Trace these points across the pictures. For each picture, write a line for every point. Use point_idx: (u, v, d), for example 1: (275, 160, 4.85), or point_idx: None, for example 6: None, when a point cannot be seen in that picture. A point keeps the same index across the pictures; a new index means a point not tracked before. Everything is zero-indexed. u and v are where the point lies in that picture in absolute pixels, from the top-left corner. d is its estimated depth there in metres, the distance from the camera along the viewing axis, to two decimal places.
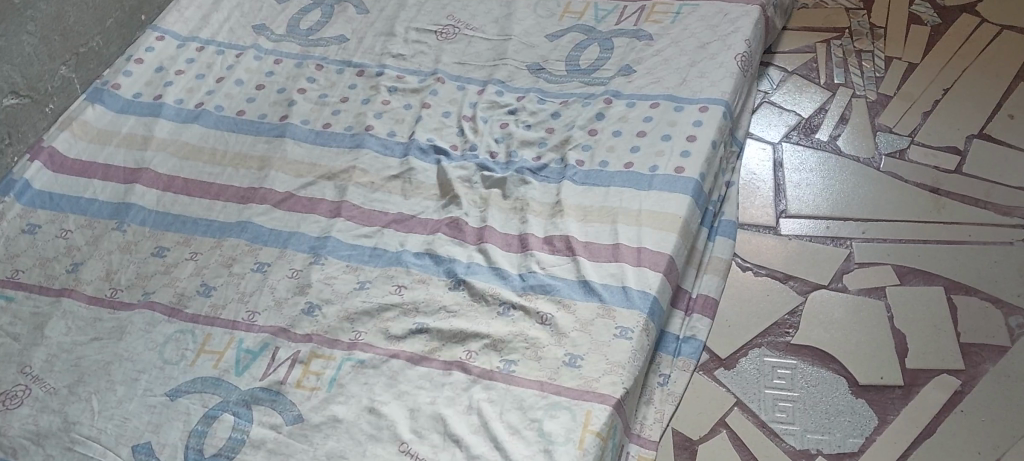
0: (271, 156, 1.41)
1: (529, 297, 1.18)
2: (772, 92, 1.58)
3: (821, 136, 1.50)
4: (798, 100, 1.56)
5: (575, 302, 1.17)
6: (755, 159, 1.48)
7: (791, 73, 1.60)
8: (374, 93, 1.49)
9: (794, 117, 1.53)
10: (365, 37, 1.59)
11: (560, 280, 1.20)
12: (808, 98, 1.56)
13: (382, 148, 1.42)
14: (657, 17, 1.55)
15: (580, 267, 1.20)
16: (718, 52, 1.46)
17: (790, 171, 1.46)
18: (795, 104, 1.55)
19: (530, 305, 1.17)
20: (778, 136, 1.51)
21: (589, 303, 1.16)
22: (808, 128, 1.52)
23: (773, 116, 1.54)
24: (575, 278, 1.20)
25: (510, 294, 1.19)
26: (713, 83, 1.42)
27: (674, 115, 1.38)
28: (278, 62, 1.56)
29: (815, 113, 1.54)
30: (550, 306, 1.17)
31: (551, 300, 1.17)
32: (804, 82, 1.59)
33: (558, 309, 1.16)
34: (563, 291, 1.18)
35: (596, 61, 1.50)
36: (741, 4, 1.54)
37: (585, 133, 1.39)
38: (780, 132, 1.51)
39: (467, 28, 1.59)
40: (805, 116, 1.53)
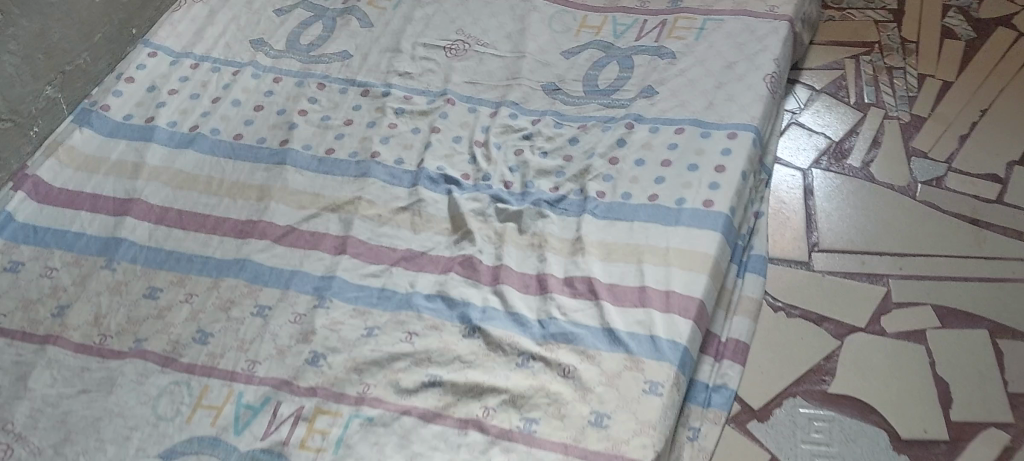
0: (270, 185, 1.33)
1: (550, 346, 1.10)
2: (799, 113, 1.50)
3: (853, 162, 1.41)
4: (828, 121, 1.48)
5: (600, 352, 1.09)
6: (784, 186, 1.39)
7: (821, 92, 1.52)
8: (379, 115, 1.41)
9: (824, 139, 1.45)
10: (369, 53, 1.50)
11: (582, 328, 1.12)
12: (838, 120, 1.47)
13: (389, 176, 1.33)
14: (680, 33, 1.45)
15: (603, 314, 1.12)
16: (747, 73, 1.38)
17: (822, 199, 1.37)
18: (823, 126, 1.47)
19: (551, 355, 1.09)
20: (808, 161, 1.42)
21: (614, 355, 1.08)
22: (839, 152, 1.43)
23: (802, 139, 1.45)
24: (599, 327, 1.11)
25: (529, 344, 1.10)
26: (741, 108, 1.33)
27: (701, 143, 1.30)
28: (277, 81, 1.47)
29: (847, 136, 1.45)
30: (573, 357, 1.09)
31: (574, 350, 1.09)
32: (834, 101, 1.50)
33: (581, 361, 1.08)
34: (585, 340, 1.10)
35: (616, 81, 1.41)
36: (768, 19, 1.45)
37: (605, 161, 1.31)
38: (810, 156, 1.43)
39: (477, 43, 1.49)
40: (835, 140, 1.45)
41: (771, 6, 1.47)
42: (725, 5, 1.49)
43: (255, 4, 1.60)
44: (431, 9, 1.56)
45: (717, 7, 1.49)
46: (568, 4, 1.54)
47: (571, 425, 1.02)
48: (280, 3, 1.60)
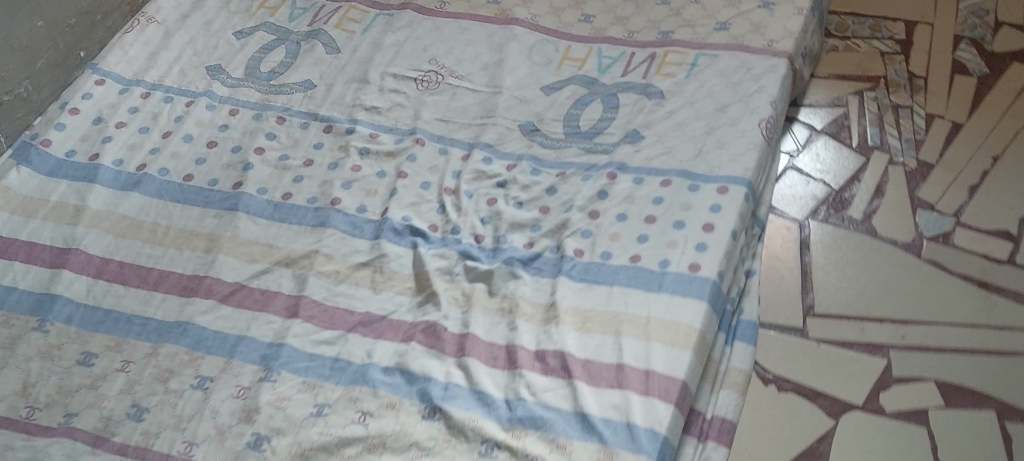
0: (219, 234, 1.23)
1: (517, 432, 1.00)
2: (796, 156, 1.39)
3: (852, 214, 1.31)
4: (828, 166, 1.37)
5: (572, 440, 0.99)
6: (778, 240, 1.29)
7: (820, 131, 1.42)
8: (342, 156, 1.30)
9: (823, 187, 1.35)
10: (335, 84, 1.39)
11: (553, 411, 1.02)
12: (837, 165, 1.37)
13: (349, 226, 1.23)
14: (669, 69, 1.34)
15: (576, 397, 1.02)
16: (740, 117, 1.27)
17: (819, 254, 1.27)
18: (821, 171, 1.36)
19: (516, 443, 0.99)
20: (804, 212, 1.32)
21: (585, 445, 0.98)
22: (839, 201, 1.33)
23: (798, 186, 1.35)
24: (570, 411, 1.01)
25: (492, 430, 1.00)
26: (733, 158, 1.23)
27: (689, 197, 1.20)
28: (233, 113, 1.36)
29: (848, 183, 1.34)
30: (539, 445, 0.99)
31: (542, 438, 0.99)
32: (834, 143, 1.39)
33: (549, 451, 0.98)
34: (554, 426, 1.00)
35: (598, 122, 1.30)
36: (765, 55, 1.34)
37: (584, 215, 1.21)
38: (807, 206, 1.33)
39: (451, 75, 1.38)
40: (835, 188, 1.34)
41: (769, 40, 1.35)
42: (720, 37, 1.37)
43: (213, 26, 1.49)
44: (403, 34, 1.45)
45: (710, 40, 1.37)
46: (550, 31, 1.43)
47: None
48: (240, 23, 1.49)
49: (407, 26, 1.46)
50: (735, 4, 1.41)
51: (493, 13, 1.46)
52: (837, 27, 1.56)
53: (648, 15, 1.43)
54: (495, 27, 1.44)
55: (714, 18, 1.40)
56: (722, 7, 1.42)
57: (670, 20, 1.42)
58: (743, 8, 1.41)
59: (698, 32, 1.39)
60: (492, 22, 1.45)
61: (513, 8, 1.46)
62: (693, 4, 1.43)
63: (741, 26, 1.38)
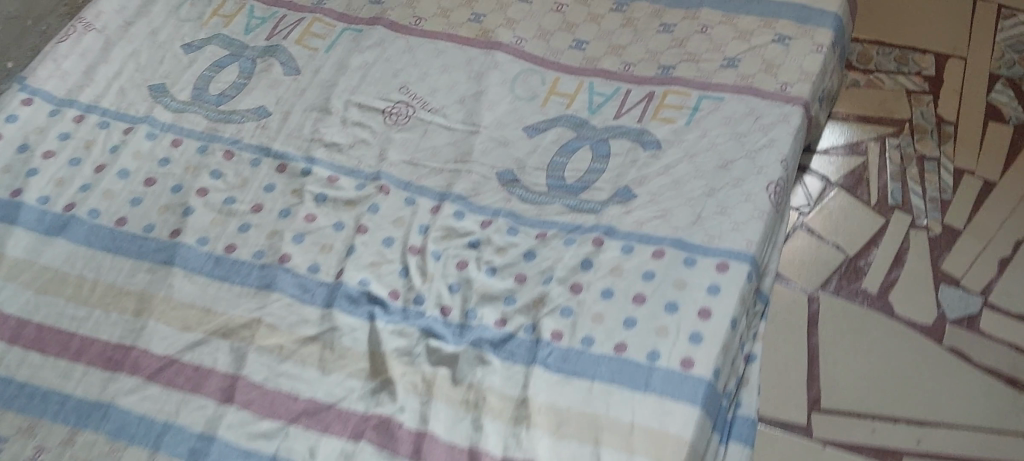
0: (152, 294, 1.08)
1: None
2: (808, 213, 1.30)
3: (867, 287, 1.21)
4: (842, 228, 1.27)
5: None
6: (783, 315, 1.20)
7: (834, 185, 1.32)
8: (296, 202, 1.15)
9: (836, 253, 1.25)
10: (292, 112, 1.23)
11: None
12: (851, 227, 1.27)
13: (299, 289, 1.09)
14: (668, 114, 1.19)
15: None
16: (745, 177, 1.13)
17: (828, 333, 1.17)
18: (834, 233, 1.27)
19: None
20: (814, 282, 1.22)
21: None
22: (853, 270, 1.23)
23: (809, 249, 1.25)
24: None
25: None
26: (735, 226, 1.08)
27: (684, 273, 1.05)
28: (175, 144, 1.21)
29: (864, 250, 1.25)
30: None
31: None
32: (850, 200, 1.30)
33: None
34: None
35: (586, 175, 1.16)
36: (778, 101, 1.18)
37: (564, 288, 1.06)
38: (819, 274, 1.23)
39: (423, 107, 1.23)
40: (850, 254, 1.24)
41: (783, 83, 1.20)
42: (727, 76, 1.21)
43: (160, 36, 1.33)
44: (372, 54, 1.28)
45: (716, 79, 1.22)
46: (538, 60, 1.27)
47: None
48: (190, 34, 1.33)
49: (377, 44, 1.29)
50: (746, 35, 1.25)
51: (473, 34, 1.30)
52: (861, 57, 1.48)
53: (648, 43, 1.27)
54: (475, 51, 1.27)
55: (722, 52, 1.24)
56: (731, 38, 1.25)
57: (672, 52, 1.25)
58: (754, 41, 1.24)
59: (703, 68, 1.23)
60: (472, 45, 1.28)
61: (496, 28, 1.30)
62: (698, 33, 1.27)
63: (752, 63, 1.22)
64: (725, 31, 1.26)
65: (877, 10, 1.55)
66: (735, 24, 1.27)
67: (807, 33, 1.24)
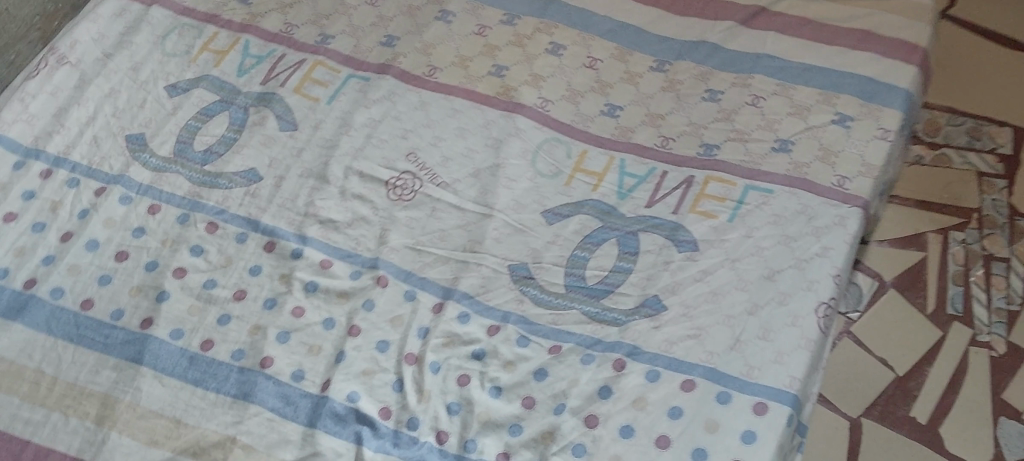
0: (116, 397, 0.97)
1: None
2: (859, 319, 1.28)
3: (914, 414, 1.19)
4: (890, 339, 1.26)
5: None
6: (822, 443, 1.18)
7: (890, 287, 1.31)
8: (283, 290, 1.03)
9: (882, 368, 1.23)
10: (285, 177, 1.11)
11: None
12: (903, 340, 1.26)
13: (281, 401, 0.97)
14: (707, 206, 1.05)
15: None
16: (793, 293, 0.98)
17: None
18: (884, 346, 1.25)
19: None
20: (856, 407, 1.20)
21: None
22: (904, 392, 1.21)
23: (856, 363, 1.24)
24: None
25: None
26: (778, 358, 0.94)
27: (717, 413, 0.92)
28: (153, 212, 1.09)
29: (916, 369, 1.23)
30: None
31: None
32: (905, 309, 1.28)
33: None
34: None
35: (611, 275, 1.02)
36: (833, 200, 1.03)
37: (578, 421, 0.93)
38: (864, 396, 1.21)
39: (432, 181, 1.09)
40: (899, 374, 1.22)
41: (840, 176, 1.05)
42: (778, 163, 1.07)
43: (141, 73, 1.21)
44: (378, 110, 1.16)
45: (766, 166, 1.07)
46: (565, 127, 1.13)
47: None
48: (175, 73, 1.20)
49: (385, 98, 1.16)
50: (802, 112, 1.11)
51: (494, 91, 1.17)
52: (928, 128, 1.49)
53: (691, 113, 1.13)
54: (494, 113, 1.15)
55: (773, 131, 1.10)
56: (785, 114, 1.11)
57: (717, 127, 1.11)
58: (811, 120, 1.10)
59: (751, 150, 1.09)
60: (492, 105, 1.15)
61: (519, 85, 1.17)
62: (749, 105, 1.13)
63: (807, 149, 1.08)
64: (779, 104, 1.12)
65: (955, 75, 1.56)
66: (791, 97, 1.13)
67: (872, 113, 1.09)
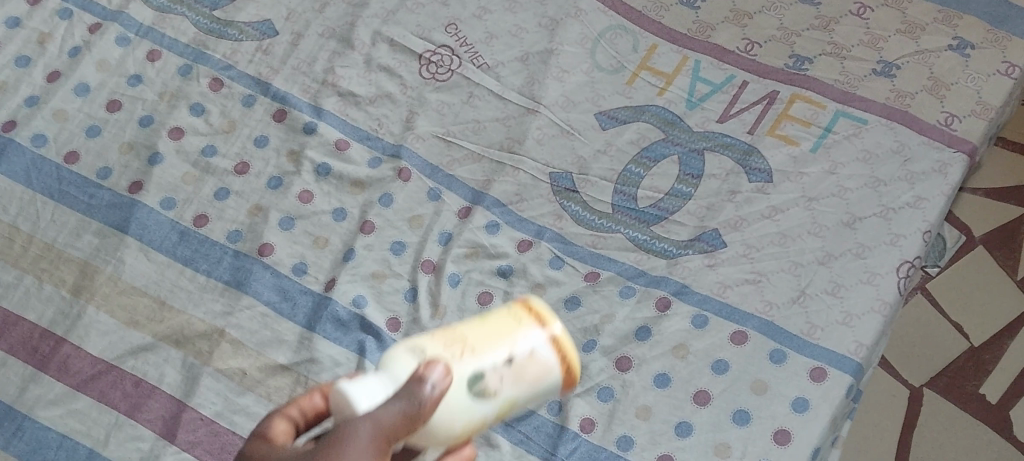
0: (96, 267, 0.86)
1: (449, 338, 0.55)
2: (939, 275, 1.16)
3: (983, 393, 1.09)
4: (970, 301, 1.14)
5: (540, 383, 0.56)
6: (875, 411, 1.10)
7: (978, 244, 1.18)
8: (291, 169, 0.91)
9: (953, 330, 1.13)
10: (304, 35, 0.98)
11: (493, 328, 0.56)
12: (985, 305, 1.14)
13: (278, 296, 0.85)
14: (789, 131, 0.90)
15: (531, 312, 0.58)
16: (873, 245, 0.84)
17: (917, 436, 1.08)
18: (962, 311, 1.14)
19: (413, 379, 0.51)
20: (921, 376, 1.11)
21: (552, 367, 0.56)
22: (976, 365, 1.11)
23: (927, 327, 1.14)
24: (528, 328, 0.56)
25: (356, 398, 0.52)
26: (845, 319, 0.81)
27: (767, 373, 0.80)
28: (152, 58, 0.96)
29: (994, 339, 1.12)
30: (480, 409, 0.54)
31: (467, 335, 0.56)
32: (991, 272, 1.16)
33: (493, 402, 0.55)
34: (493, 354, 0.55)
35: (666, 200, 0.89)
36: (937, 142, 0.88)
37: (608, 362, 0.82)
38: (931, 365, 1.11)
39: (472, 60, 0.97)
40: (974, 346, 1.12)
41: (949, 114, 0.89)
42: (878, 89, 0.92)
43: None
44: None
45: (863, 90, 0.92)
46: (634, 15, 0.99)
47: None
48: None
49: None
50: (914, 31, 0.94)
51: None
52: None
53: (783, 16, 0.98)
54: None
55: (877, 49, 0.94)
56: (894, 31, 0.95)
57: (810, 36, 0.96)
58: (924, 42, 0.94)
59: (849, 69, 0.93)
60: None
61: None
62: (853, 15, 0.97)
63: (914, 76, 0.92)
64: (888, 18, 0.96)
65: None
66: (904, 11, 0.96)
67: (997, 42, 0.93)
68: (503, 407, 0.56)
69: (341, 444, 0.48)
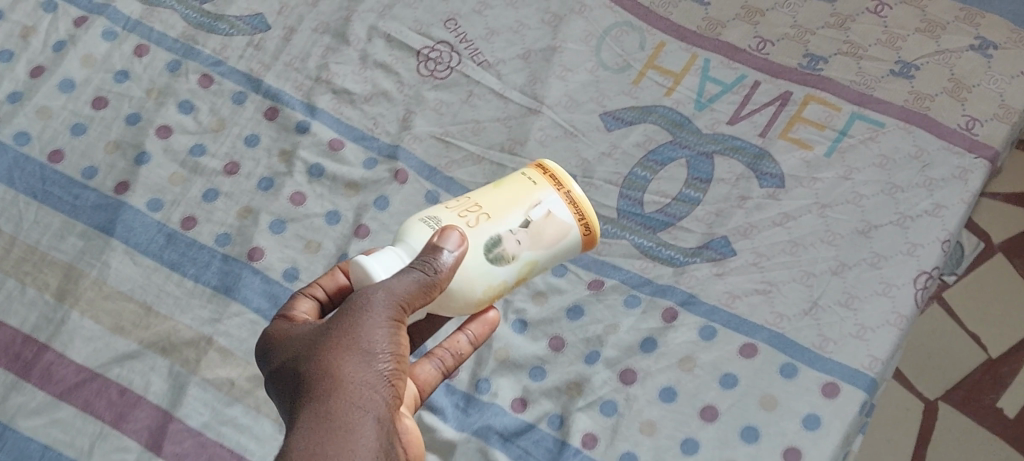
0: (80, 271, 0.83)
1: (465, 207, 0.63)
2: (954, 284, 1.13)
3: (1002, 406, 1.06)
4: (988, 310, 1.11)
5: (556, 244, 0.63)
6: (888, 426, 1.08)
7: (996, 252, 1.14)
8: (283, 169, 0.88)
9: (970, 342, 1.10)
10: (298, 29, 0.95)
11: (508, 192, 0.64)
12: (1004, 315, 1.11)
13: (268, 302, 0.82)
14: (802, 134, 0.87)
15: (545, 176, 0.65)
16: (890, 255, 0.80)
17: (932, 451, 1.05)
18: (979, 321, 1.11)
19: (431, 248, 0.58)
20: (935, 389, 1.09)
21: (568, 226, 0.63)
22: (994, 378, 1.08)
23: (942, 338, 1.11)
24: (539, 196, 0.63)
25: (373, 268, 0.58)
26: (859, 332, 0.77)
27: (777, 388, 0.76)
28: (139, 53, 0.93)
29: (1014, 351, 1.08)
30: (499, 272, 0.62)
31: (483, 202, 0.63)
32: (1009, 280, 1.12)
33: (511, 265, 0.62)
34: (509, 220, 0.62)
35: (674, 206, 0.85)
36: (957, 146, 0.84)
37: (611, 374, 0.79)
38: (946, 378, 1.09)
39: (472, 57, 0.94)
40: (992, 358, 1.09)
41: (970, 117, 0.86)
42: (896, 91, 0.88)
43: None
44: None
45: (879, 92, 0.88)
46: (642, 10, 0.95)
47: (389, 337, 0.54)
48: None
49: None
50: (934, 29, 0.91)
51: None
52: None
53: (797, 12, 0.94)
54: None
55: (895, 48, 0.90)
56: (913, 30, 0.91)
57: (824, 34, 0.92)
58: (944, 41, 0.90)
59: (866, 69, 0.89)
60: None
61: None
62: (870, 12, 0.93)
63: (934, 77, 0.88)
64: (907, 16, 0.92)
65: None
66: (923, 8, 0.92)
67: (1021, 41, 0.89)
68: (521, 267, 0.63)
69: (359, 314, 0.54)
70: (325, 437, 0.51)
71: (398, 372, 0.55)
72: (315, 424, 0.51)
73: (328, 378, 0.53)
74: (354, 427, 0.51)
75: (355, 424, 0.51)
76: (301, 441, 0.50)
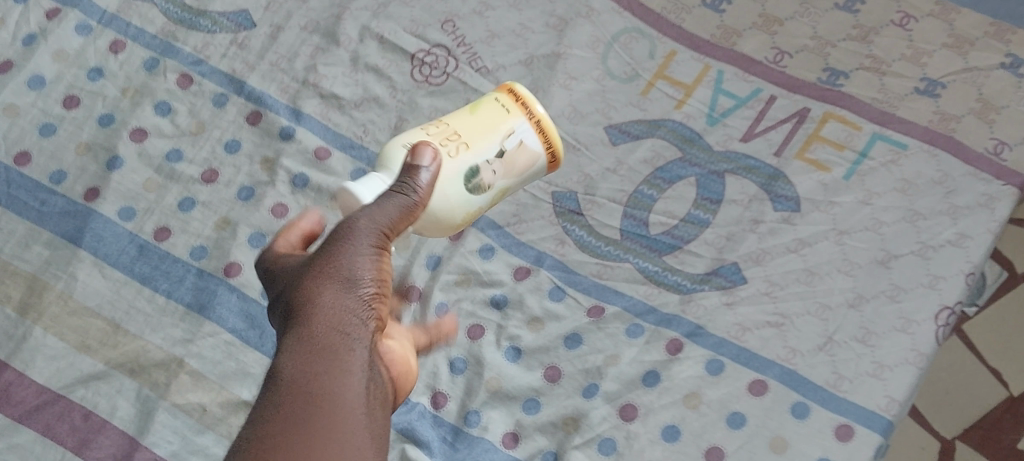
0: (44, 282, 0.77)
1: (442, 134, 0.58)
2: (975, 315, 1.09)
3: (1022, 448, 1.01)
4: (1011, 344, 1.06)
5: (528, 170, 0.60)
6: None
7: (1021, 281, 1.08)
8: (264, 178, 0.82)
9: (990, 377, 1.06)
10: (284, 28, 0.90)
11: (481, 119, 0.59)
12: None
13: (245, 323, 0.76)
14: (820, 155, 0.82)
15: (516, 101, 0.60)
16: (910, 288, 0.74)
17: None
18: (1001, 355, 1.06)
19: (407, 169, 0.54)
20: (953, 428, 1.04)
21: (538, 154, 0.60)
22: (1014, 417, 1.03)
23: (961, 373, 1.07)
24: (512, 121, 0.59)
25: (360, 193, 0.54)
26: (876, 371, 0.71)
27: (788, 429, 0.70)
28: (114, 49, 0.88)
29: None
30: (476, 200, 0.58)
31: (459, 130, 0.58)
32: None
33: (487, 193, 0.59)
34: (484, 147, 0.58)
35: (682, 228, 0.80)
36: (984, 173, 0.79)
37: (611, 410, 0.73)
38: (964, 416, 1.05)
39: (470, 62, 0.88)
40: (1013, 395, 1.04)
41: (998, 140, 0.80)
42: (921, 110, 0.83)
43: None
44: None
45: (903, 111, 0.83)
46: (652, 16, 0.89)
47: (371, 264, 0.48)
48: None
49: None
50: (962, 45, 0.85)
51: None
52: None
53: (817, 22, 0.88)
54: None
55: (920, 65, 0.85)
56: (939, 45, 0.85)
57: (845, 47, 0.87)
58: (972, 59, 0.84)
59: (889, 86, 0.84)
60: None
61: None
62: (895, 25, 0.87)
63: (960, 97, 0.83)
64: (933, 30, 0.86)
65: None
66: (951, 22, 0.86)
67: None
68: (494, 195, 0.60)
69: (336, 241, 0.48)
70: (303, 366, 0.44)
71: (381, 297, 0.48)
72: (297, 345, 0.45)
73: (306, 304, 0.46)
74: (339, 350, 0.45)
75: (339, 344, 0.45)
76: (282, 364, 0.44)
